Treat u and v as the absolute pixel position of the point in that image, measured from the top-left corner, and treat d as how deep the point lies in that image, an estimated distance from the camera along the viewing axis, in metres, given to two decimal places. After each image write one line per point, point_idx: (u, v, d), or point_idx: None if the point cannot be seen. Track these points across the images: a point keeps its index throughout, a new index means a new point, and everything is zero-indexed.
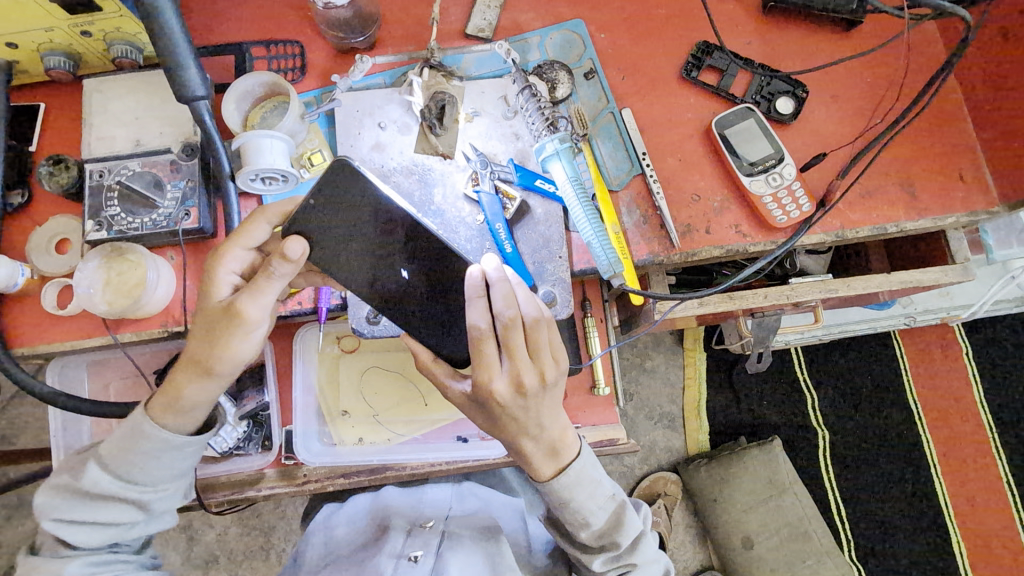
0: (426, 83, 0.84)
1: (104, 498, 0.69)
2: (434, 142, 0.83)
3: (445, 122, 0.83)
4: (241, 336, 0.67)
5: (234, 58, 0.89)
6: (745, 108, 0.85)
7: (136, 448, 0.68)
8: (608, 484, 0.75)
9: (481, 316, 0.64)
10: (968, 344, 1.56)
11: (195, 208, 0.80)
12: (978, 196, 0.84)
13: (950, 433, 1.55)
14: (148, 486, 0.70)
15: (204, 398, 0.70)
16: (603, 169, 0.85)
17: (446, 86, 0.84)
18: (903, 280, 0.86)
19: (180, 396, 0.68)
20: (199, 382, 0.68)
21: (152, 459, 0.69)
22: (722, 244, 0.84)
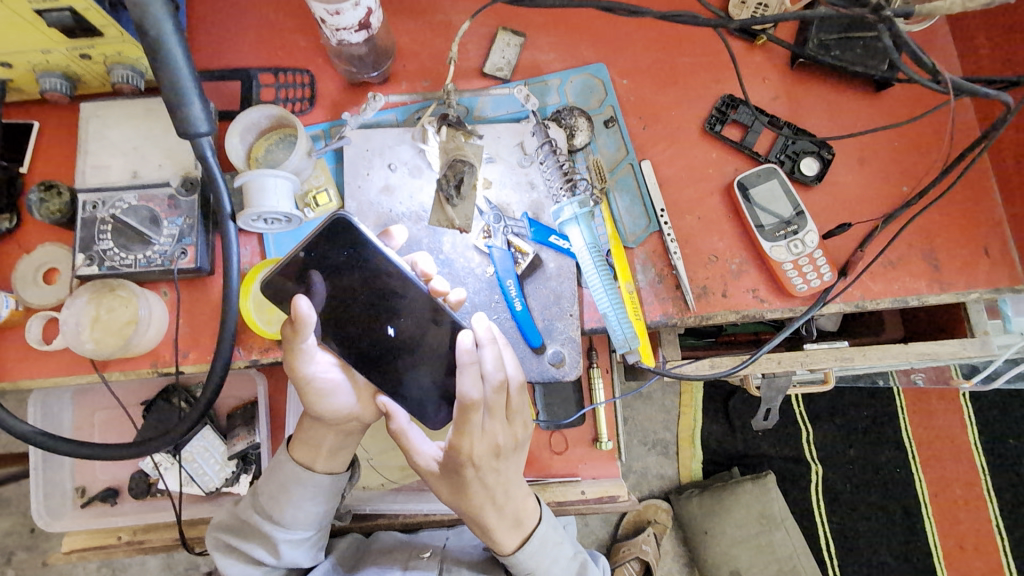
0: (444, 146, 0.76)
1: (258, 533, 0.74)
2: (450, 212, 0.75)
3: (463, 192, 0.75)
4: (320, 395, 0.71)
5: (240, 84, 0.85)
6: (769, 168, 0.82)
7: (296, 489, 0.73)
8: (568, 546, 0.77)
9: (474, 385, 0.59)
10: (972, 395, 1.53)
11: (193, 246, 0.76)
12: (1001, 272, 0.81)
13: (947, 483, 1.52)
14: (297, 525, 0.74)
15: (336, 447, 0.74)
16: (619, 223, 0.82)
17: (465, 148, 0.76)
18: (920, 352, 0.84)
19: (315, 444, 0.74)
20: (328, 430, 0.73)
21: (306, 501, 0.74)
22: (738, 308, 0.81)
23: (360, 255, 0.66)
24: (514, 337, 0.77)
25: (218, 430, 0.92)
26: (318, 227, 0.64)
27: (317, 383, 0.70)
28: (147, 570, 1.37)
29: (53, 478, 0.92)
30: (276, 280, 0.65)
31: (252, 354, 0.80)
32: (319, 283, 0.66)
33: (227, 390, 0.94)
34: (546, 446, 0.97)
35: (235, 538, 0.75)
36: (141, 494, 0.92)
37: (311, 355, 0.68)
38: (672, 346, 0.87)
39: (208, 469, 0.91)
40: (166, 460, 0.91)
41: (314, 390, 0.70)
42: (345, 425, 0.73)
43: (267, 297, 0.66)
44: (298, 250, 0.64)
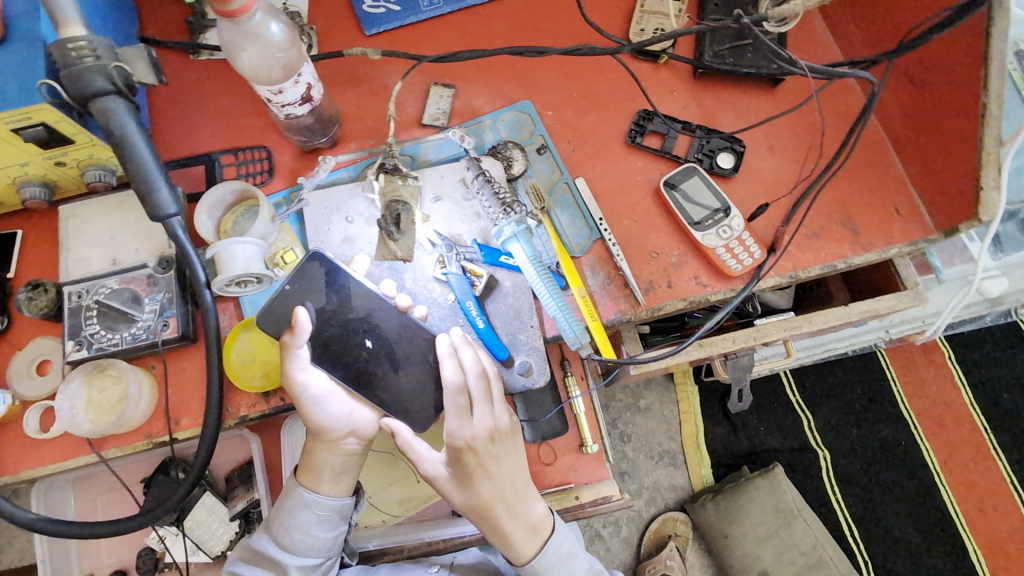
0: (382, 190, 0.87)
1: (273, 562, 0.77)
2: (393, 246, 0.86)
3: (402, 227, 0.86)
4: (314, 409, 0.78)
5: (204, 167, 0.94)
6: (689, 166, 0.91)
7: (303, 512, 0.77)
8: (583, 559, 0.80)
9: (455, 370, 0.73)
10: (950, 349, 1.58)
11: (174, 317, 0.82)
12: (915, 226, 0.89)
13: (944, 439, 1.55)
14: (309, 549, 0.78)
15: (341, 468, 0.79)
16: (564, 237, 0.90)
17: (401, 189, 0.88)
18: (861, 310, 0.90)
19: (320, 468, 0.79)
20: (327, 449, 0.78)
21: (316, 525, 0.78)
22: (685, 296, 0.88)
23: (333, 291, 0.76)
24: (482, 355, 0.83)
25: (218, 494, 0.95)
26: (295, 267, 0.75)
27: (312, 399, 0.77)
28: None
29: (62, 571, 0.93)
30: (272, 310, 0.75)
31: (241, 411, 0.85)
32: (310, 306, 0.75)
33: (222, 454, 0.97)
34: (536, 459, 1.00)
35: (246, 568, 0.77)
36: (148, 571, 0.93)
37: (301, 364, 0.76)
38: (634, 341, 0.92)
39: (213, 533, 0.93)
40: (171, 532, 0.93)
41: (309, 403, 0.77)
42: (344, 443, 0.79)
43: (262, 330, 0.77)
44: (282, 284, 0.75)
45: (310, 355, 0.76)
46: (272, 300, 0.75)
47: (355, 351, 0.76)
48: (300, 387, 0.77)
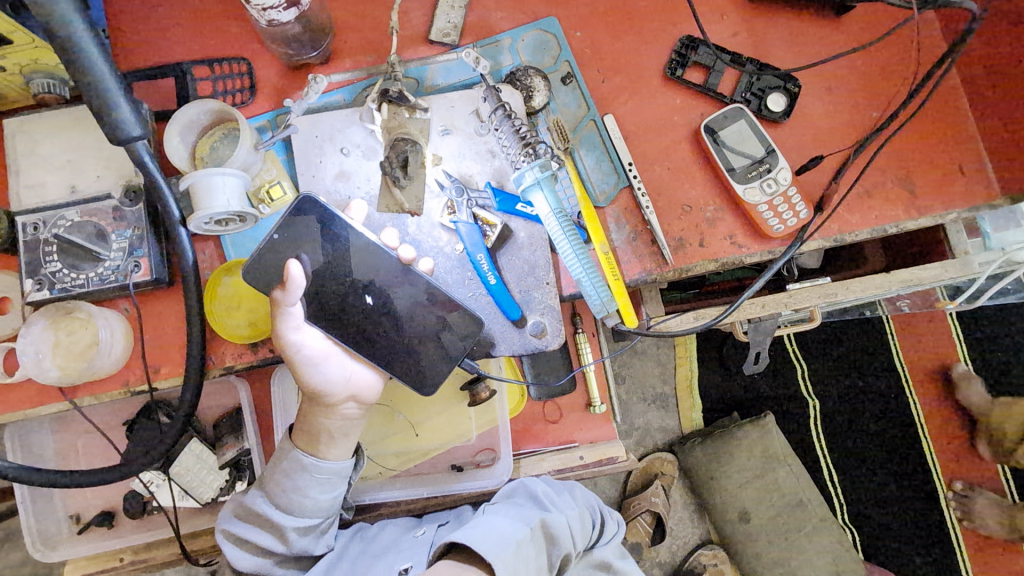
0: (386, 124, 0.76)
1: (265, 520, 0.75)
2: (398, 196, 0.75)
3: (409, 172, 0.76)
4: (311, 371, 0.70)
5: (174, 80, 0.81)
6: (736, 108, 0.79)
7: (300, 476, 0.73)
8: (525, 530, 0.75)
9: None
10: (959, 331, 1.50)
11: (146, 257, 0.73)
12: (978, 188, 0.80)
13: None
14: (306, 511, 0.74)
15: (341, 433, 0.75)
16: (587, 183, 0.80)
17: (408, 125, 0.76)
18: (903, 279, 0.83)
19: (318, 431, 0.74)
20: (325, 411, 0.73)
21: (316, 488, 0.74)
22: (718, 257, 0.79)
23: (333, 235, 0.67)
24: (492, 312, 0.75)
25: (206, 440, 0.90)
26: (285, 208, 0.66)
27: (307, 361, 0.70)
28: None
29: (43, 510, 0.90)
30: (259, 261, 0.66)
31: (227, 362, 0.77)
32: (304, 260, 0.67)
33: (208, 399, 0.91)
34: (540, 417, 0.96)
35: (243, 529, 0.75)
36: (137, 514, 0.90)
37: (294, 321, 0.67)
38: (654, 302, 0.86)
39: (202, 481, 0.89)
40: (158, 476, 0.89)
41: (304, 365, 0.70)
42: (342, 408, 0.74)
43: (248, 283, 0.68)
44: (271, 232, 0.66)
45: (305, 313, 0.68)
46: (259, 249, 0.66)
47: (354, 308, 0.70)
48: (294, 347, 0.69)
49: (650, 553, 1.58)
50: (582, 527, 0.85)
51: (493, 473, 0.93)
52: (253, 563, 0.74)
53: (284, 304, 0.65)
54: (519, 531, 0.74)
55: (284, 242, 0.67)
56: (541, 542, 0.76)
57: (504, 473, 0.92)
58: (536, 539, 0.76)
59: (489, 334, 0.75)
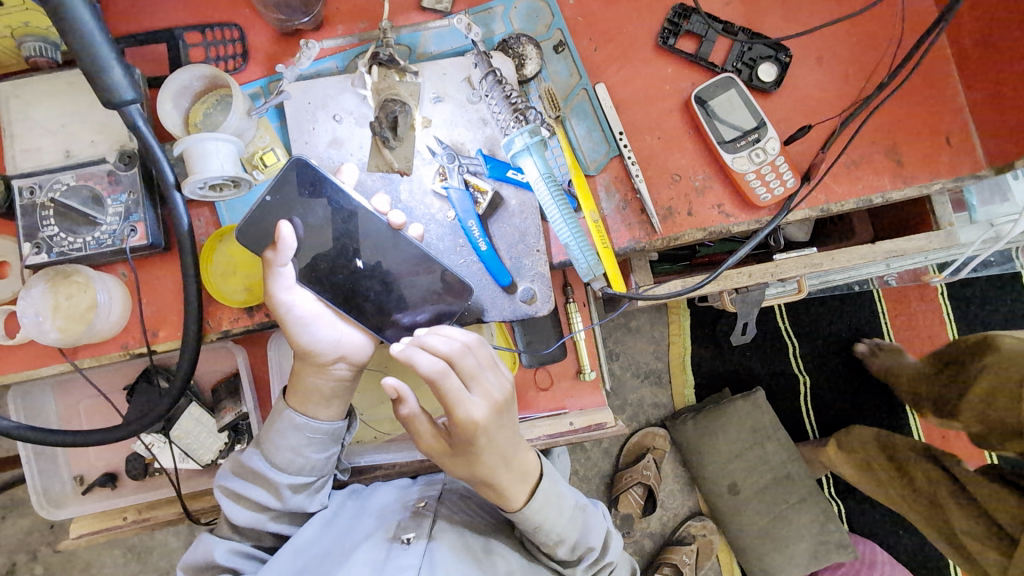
0: (376, 85, 0.76)
1: (260, 473, 0.77)
2: (388, 155, 0.76)
3: (400, 132, 0.75)
4: (300, 332, 0.73)
5: (166, 46, 0.81)
6: (727, 78, 0.80)
7: (293, 435, 0.76)
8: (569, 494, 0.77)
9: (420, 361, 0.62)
10: (948, 309, 1.54)
11: (142, 222, 0.74)
12: (964, 159, 0.81)
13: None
14: (299, 467, 0.78)
15: (332, 393, 0.77)
16: (578, 152, 0.81)
17: (398, 87, 0.76)
18: (887, 250, 0.84)
19: (308, 392, 0.76)
20: (314, 371, 0.75)
21: (308, 445, 0.77)
22: (705, 226, 0.81)
23: (326, 197, 0.69)
24: (483, 279, 0.77)
25: (205, 405, 0.93)
26: (275, 172, 0.68)
27: (297, 320, 0.72)
28: (172, 551, 1.38)
29: (48, 470, 0.93)
30: (249, 222, 0.68)
31: (223, 326, 0.79)
32: (295, 223, 0.69)
33: (207, 365, 0.94)
34: (531, 384, 0.98)
35: (240, 484, 0.77)
36: (138, 475, 0.93)
37: (283, 282, 0.70)
38: (644, 271, 0.87)
39: (201, 443, 0.91)
40: (158, 439, 0.91)
41: (294, 324, 0.72)
42: (334, 369, 0.76)
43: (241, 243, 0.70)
44: (262, 195, 0.68)
45: (295, 274, 0.70)
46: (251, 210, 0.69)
47: (344, 272, 0.72)
48: (285, 307, 0.71)
49: (642, 525, 1.61)
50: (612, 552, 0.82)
51: None
52: (248, 518, 0.78)
53: (274, 265, 0.68)
54: (565, 490, 0.77)
55: (277, 205, 0.68)
56: (575, 518, 0.77)
57: None
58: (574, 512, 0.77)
59: (479, 300, 0.77)
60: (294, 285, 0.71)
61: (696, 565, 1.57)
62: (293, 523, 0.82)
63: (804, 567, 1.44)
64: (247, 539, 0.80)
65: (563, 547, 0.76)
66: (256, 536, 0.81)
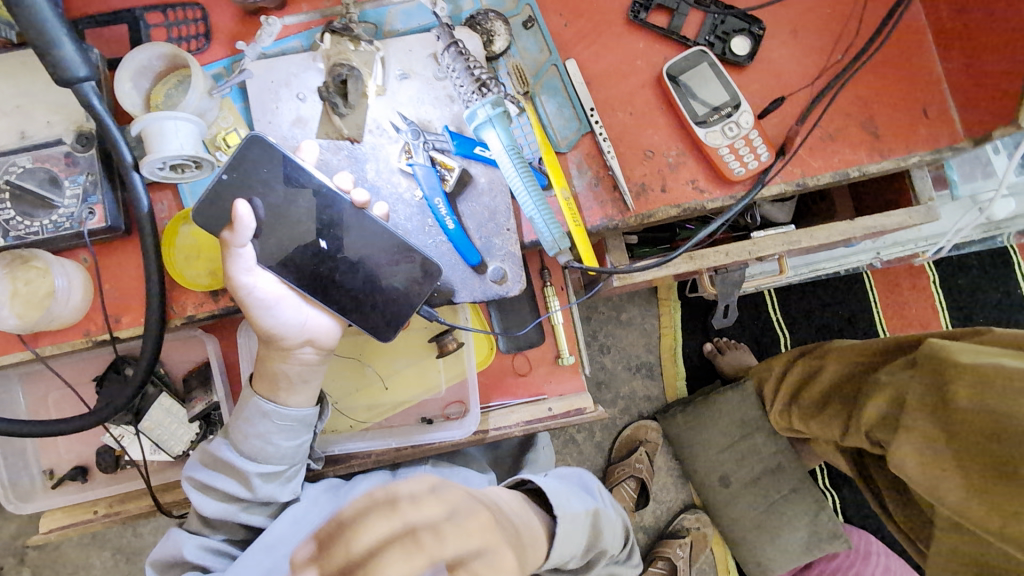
0: (326, 51, 0.76)
1: (230, 465, 0.75)
2: (338, 123, 0.75)
3: (350, 100, 0.75)
4: (261, 315, 0.72)
5: (127, 27, 0.79)
6: (698, 51, 0.78)
7: (261, 422, 0.74)
8: (580, 506, 0.76)
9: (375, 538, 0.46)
10: (941, 298, 1.53)
11: (100, 204, 0.72)
12: (941, 132, 0.79)
13: (960, 464, 0.77)
14: (272, 458, 0.76)
15: (300, 379, 0.76)
16: (549, 129, 0.79)
17: (351, 53, 0.75)
18: (866, 226, 0.83)
19: (277, 376, 0.75)
20: (282, 353, 0.75)
21: (279, 433, 0.76)
22: (679, 203, 0.79)
23: (285, 173, 0.67)
24: (452, 259, 0.75)
25: (176, 395, 0.90)
26: (234, 149, 0.66)
27: (259, 302, 0.71)
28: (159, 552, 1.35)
29: (18, 464, 0.91)
30: (206, 200, 0.67)
31: (188, 311, 0.77)
32: (255, 203, 0.67)
33: (178, 355, 0.91)
34: (509, 370, 0.95)
35: (209, 476, 0.76)
36: (109, 468, 0.90)
37: (244, 263, 0.69)
38: (619, 251, 0.85)
39: (172, 434, 0.89)
40: (128, 430, 0.89)
41: (256, 307, 0.71)
42: (300, 352, 0.75)
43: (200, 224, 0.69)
44: (219, 172, 0.66)
45: (256, 254, 0.69)
46: (209, 187, 0.67)
47: (309, 252, 0.70)
48: (246, 290, 0.70)
49: (635, 518, 1.59)
50: (617, 544, 0.84)
51: (462, 423, 0.93)
52: (219, 510, 0.75)
53: (233, 248, 0.67)
54: (580, 505, 0.76)
55: (236, 184, 0.67)
56: (592, 528, 0.77)
57: (472, 424, 0.92)
58: (590, 522, 0.77)
59: (449, 280, 0.75)
60: (255, 267, 0.70)
61: (690, 558, 1.55)
62: (266, 515, 0.78)
63: (797, 558, 1.43)
64: (218, 533, 0.77)
65: (579, 558, 0.76)
66: (229, 530, 0.78)
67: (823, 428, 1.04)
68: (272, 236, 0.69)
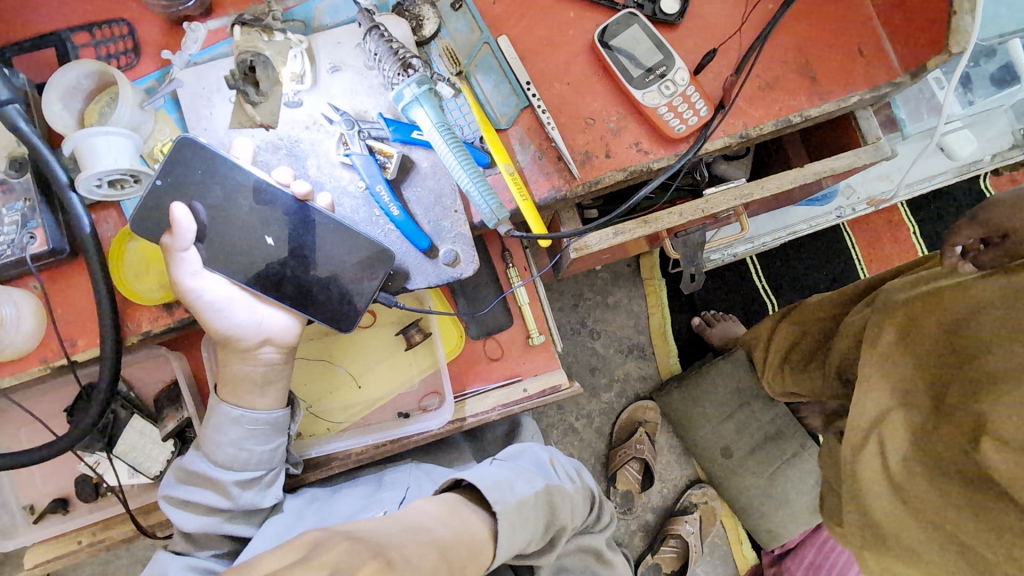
0: (238, 42, 0.74)
1: (205, 477, 0.74)
2: (250, 111, 0.74)
3: (261, 87, 0.74)
4: (212, 318, 0.71)
5: (54, 50, 0.78)
6: (627, 14, 0.78)
7: (232, 429, 0.73)
8: (523, 485, 0.76)
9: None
10: (921, 246, 1.54)
11: (40, 228, 0.72)
12: (880, 69, 0.79)
13: (928, 386, 0.81)
14: (247, 464, 0.75)
15: (264, 380, 0.75)
16: (487, 107, 0.78)
17: (260, 43, 0.74)
18: (816, 171, 0.82)
19: (239, 381, 0.74)
20: (241, 356, 0.74)
21: (251, 438, 0.75)
22: (625, 166, 0.79)
23: (218, 174, 0.66)
24: (403, 246, 0.74)
25: (148, 417, 0.89)
26: (164, 154, 0.65)
27: (210, 306, 0.70)
28: None
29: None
30: (144, 208, 0.66)
31: (144, 327, 0.77)
32: (195, 206, 0.67)
33: (147, 377, 0.90)
34: (481, 355, 0.94)
35: (184, 490, 0.74)
36: (89, 497, 0.90)
37: (187, 266, 0.68)
38: (574, 222, 0.84)
39: (147, 456, 0.87)
40: (103, 457, 0.88)
41: (206, 311, 0.70)
42: (260, 353, 0.74)
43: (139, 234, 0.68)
44: (154, 179, 0.65)
45: (201, 257, 0.68)
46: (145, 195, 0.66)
47: (256, 251, 0.69)
48: (194, 294, 0.69)
49: (642, 500, 1.57)
50: (580, 511, 0.84)
51: (438, 413, 0.92)
52: (200, 525, 0.74)
53: (173, 252, 0.67)
54: (524, 489, 0.75)
55: (172, 189, 0.66)
56: (544, 506, 0.76)
57: (447, 412, 0.92)
58: (541, 501, 0.76)
59: (403, 266, 0.74)
60: (200, 269, 0.69)
61: (701, 533, 1.54)
62: (251, 523, 0.79)
63: (807, 519, 1.43)
64: (205, 550, 0.76)
65: (539, 539, 0.75)
66: (215, 545, 0.77)
67: (805, 383, 1.06)
68: (216, 238, 0.68)
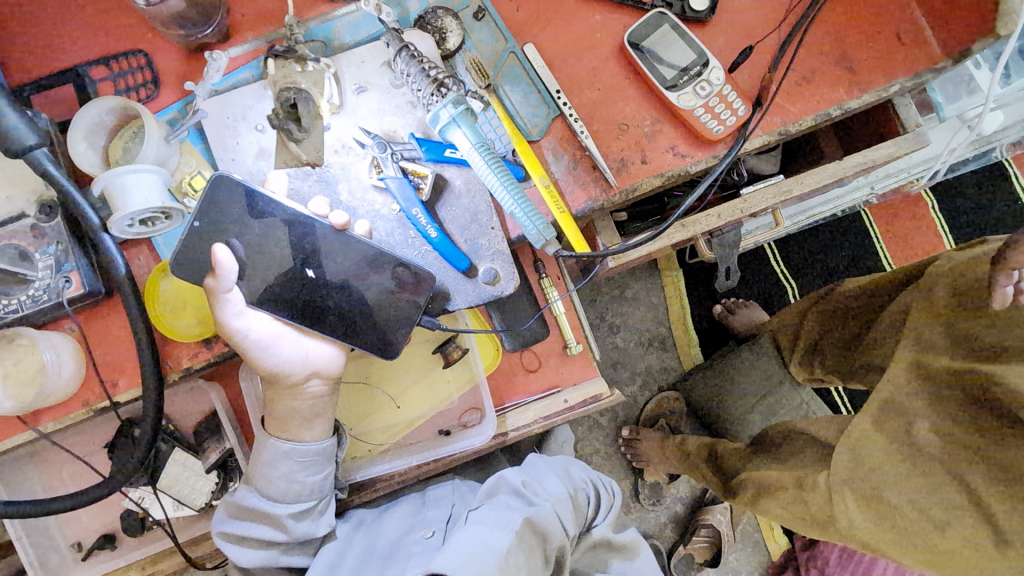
0: (273, 76, 0.73)
1: (259, 513, 0.74)
2: (295, 149, 0.73)
3: (304, 123, 0.73)
4: (262, 356, 0.70)
5: (73, 86, 0.77)
6: (657, 14, 0.76)
7: (283, 462, 0.73)
8: (500, 535, 0.69)
9: None
10: (942, 223, 1.51)
11: (75, 271, 0.71)
12: (919, 55, 0.77)
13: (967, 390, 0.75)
14: (299, 497, 0.74)
15: (312, 413, 0.75)
16: (517, 118, 0.76)
17: (297, 75, 0.73)
18: (856, 163, 0.80)
19: (288, 416, 0.74)
20: (292, 392, 0.73)
21: (302, 470, 0.74)
22: (662, 172, 0.77)
23: (253, 209, 0.65)
24: (441, 267, 0.73)
25: (189, 449, 0.88)
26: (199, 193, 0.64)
27: (256, 345, 0.69)
28: None
29: (44, 542, 0.90)
30: (184, 251, 0.65)
31: (184, 363, 0.76)
32: (233, 245, 0.65)
33: (183, 408, 0.89)
34: (519, 367, 0.92)
35: (239, 525, 0.74)
36: (137, 531, 0.89)
37: (233, 307, 0.66)
38: (609, 231, 0.83)
39: (192, 488, 0.87)
40: (147, 491, 0.88)
41: (253, 349, 0.69)
42: (307, 387, 0.74)
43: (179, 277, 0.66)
44: (190, 220, 0.64)
45: (244, 296, 0.67)
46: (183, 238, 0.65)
47: (297, 284, 0.68)
48: (240, 335, 0.68)
49: (672, 492, 1.56)
50: (572, 514, 0.81)
51: (480, 430, 0.91)
52: (257, 558, 0.73)
53: (219, 295, 0.65)
54: (503, 540, 0.69)
55: (209, 230, 0.65)
56: (531, 544, 0.71)
57: (490, 429, 0.90)
58: (524, 543, 0.70)
59: (443, 288, 0.73)
60: (247, 309, 0.68)
61: (732, 522, 1.53)
62: (307, 553, 0.79)
63: None
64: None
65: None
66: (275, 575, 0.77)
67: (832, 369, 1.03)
68: (256, 272, 0.67)
